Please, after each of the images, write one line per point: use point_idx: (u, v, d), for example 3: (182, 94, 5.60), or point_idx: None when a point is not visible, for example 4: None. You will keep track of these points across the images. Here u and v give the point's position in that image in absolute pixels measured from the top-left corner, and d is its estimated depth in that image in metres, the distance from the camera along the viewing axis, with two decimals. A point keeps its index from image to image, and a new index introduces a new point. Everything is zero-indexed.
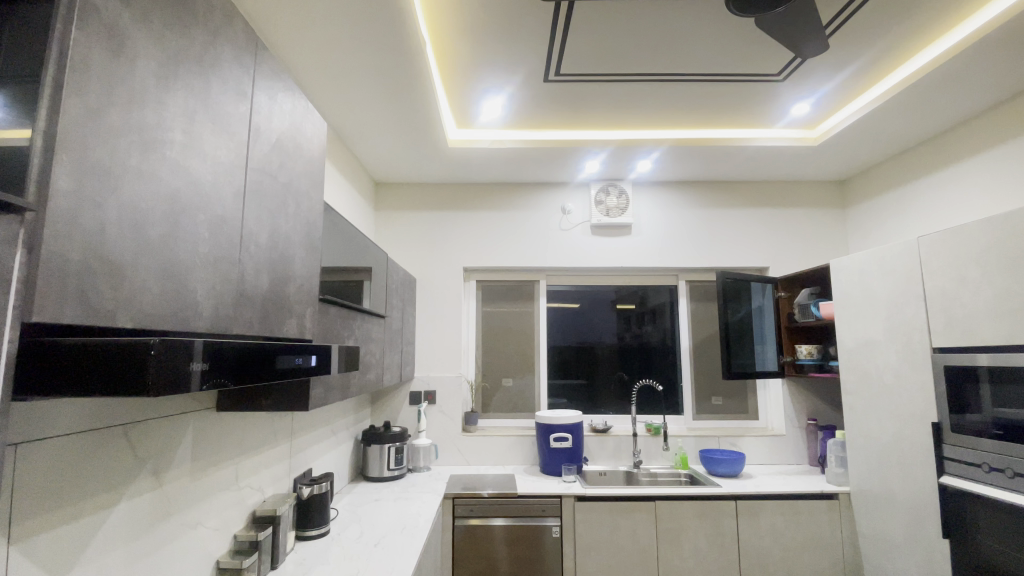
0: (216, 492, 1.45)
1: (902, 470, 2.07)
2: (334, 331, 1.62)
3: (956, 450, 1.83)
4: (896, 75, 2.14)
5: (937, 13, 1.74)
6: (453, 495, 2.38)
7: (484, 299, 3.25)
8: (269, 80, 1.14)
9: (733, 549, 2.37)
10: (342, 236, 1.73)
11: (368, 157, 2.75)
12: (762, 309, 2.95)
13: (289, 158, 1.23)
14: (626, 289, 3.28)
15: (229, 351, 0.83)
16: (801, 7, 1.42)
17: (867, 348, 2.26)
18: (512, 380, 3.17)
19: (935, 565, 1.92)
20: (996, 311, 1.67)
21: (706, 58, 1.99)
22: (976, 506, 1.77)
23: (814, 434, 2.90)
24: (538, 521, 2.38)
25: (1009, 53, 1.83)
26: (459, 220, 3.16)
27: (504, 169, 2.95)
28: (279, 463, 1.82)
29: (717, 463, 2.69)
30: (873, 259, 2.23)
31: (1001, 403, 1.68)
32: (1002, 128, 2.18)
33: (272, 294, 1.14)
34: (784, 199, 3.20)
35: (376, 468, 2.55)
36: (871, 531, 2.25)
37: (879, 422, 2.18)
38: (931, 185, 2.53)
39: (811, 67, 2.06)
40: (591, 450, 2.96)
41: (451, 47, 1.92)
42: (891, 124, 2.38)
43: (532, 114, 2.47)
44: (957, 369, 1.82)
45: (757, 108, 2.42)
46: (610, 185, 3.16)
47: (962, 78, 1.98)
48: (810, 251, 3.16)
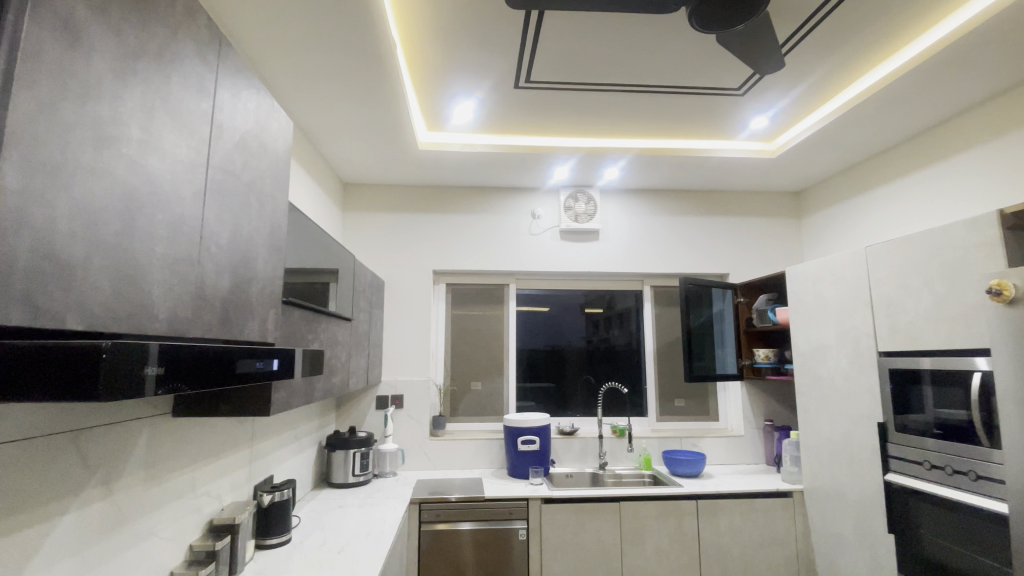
0: (171, 501, 1.40)
1: (851, 468, 2.18)
2: (299, 334, 1.59)
3: (900, 449, 1.94)
4: (848, 92, 2.26)
5: (882, 37, 1.86)
6: (419, 500, 2.35)
7: (453, 302, 3.24)
8: (233, 77, 1.11)
9: (694, 548, 2.44)
10: (309, 238, 1.70)
11: (336, 157, 2.71)
12: (722, 314, 3.06)
13: (253, 157, 1.21)
14: (594, 293, 3.34)
15: (186, 354, 0.81)
16: (758, 25, 1.49)
17: (819, 351, 2.37)
18: (481, 384, 3.17)
19: (881, 557, 2.02)
20: (935, 316, 1.79)
21: (671, 70, 2.05)
22: (917, 501, 1.88)
23: (770, 434, 3.02)
24: (505, 524, 2.38)
25: (947, 76, 1.96)
26: (428, 223, 3.14)
27: (474, 173, 2.96)
28: (238, 470, 1.77)
29: (679, 463, 2.76)
30: (826, 267, 2.34)
31: (941, 404, 1.79)
32: (942, 146, 2.34)
33: (233, 296, 1.11)
34: (744, 208, 3.33)
35: (340, 474, 2.50)
36: (823, 527, 2.35)
37: (830, 422, 2.29)
38: (879, 198, 2.69)
39: (769, 82, 2.15)
40: (558, 452, 3.00)
41: (423, 48, 1.91)
42: (842, 139, 2.52)
43: (503, 119, 2.50)
44: (902, 372, 1.93)
45: (719, 120, 2.52)
46: (579, 192, 3.21)
47: (905, 98, 2.12)
48: (768, 258, 3.30)
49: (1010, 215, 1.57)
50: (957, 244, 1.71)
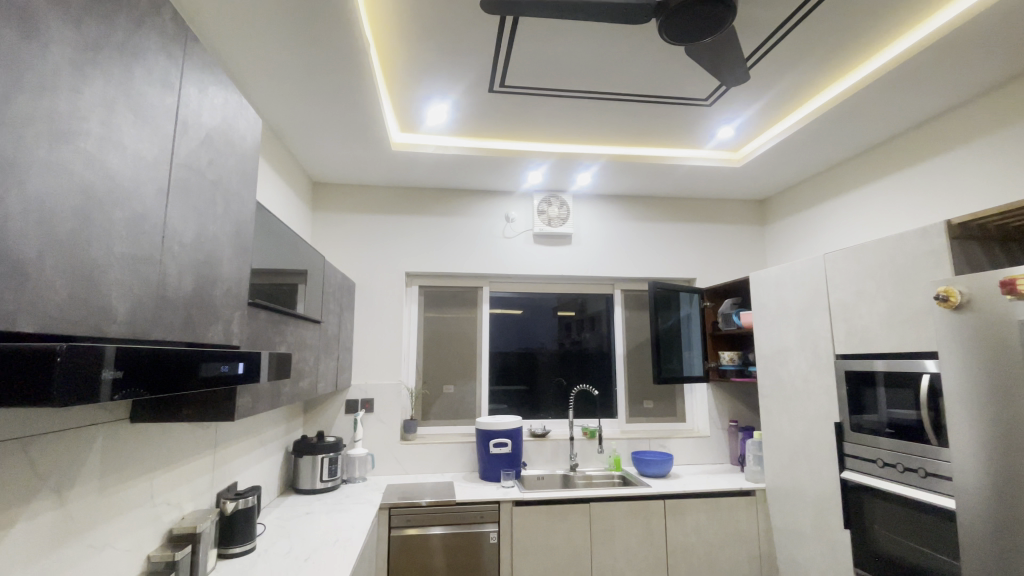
0: (128, 510, 1.34)
1: (809, 466, 2.27)
2: (265, 337, 1.56)
3: (856, 447, 2.03)
4: (809, 106, 2.36)
5: (840, 54, 1.96)
6: (389, 505, 2.32)
7: (426, 304, 3.21)
8: (199, 73, 1.08)
9: (662, 547, 2.48)
10: (278, 239, 1.67)
11: (306, 156, 2.66)
12: (689, 317, 3.14)
13: (219, 155, 1.18)
14: (567, 296, 3.38)
15: (146, 357, 0.78)
16: (724, 38, 1.54)
17: (781, 354, 2.46)
18: (453, 387, 3.16)
19: (838, 552, 2.11)
20: (888, 321, 1.88)
21: (641, 79, 2.10)
22: (870, 497, 1.96)
23: (734, 434, 3.11)
24: (476, 528, 2.37)
25: (899, 94, 2.08)
26: (402, 225, 3.11)
27: (448, 175, 2.95)
28: (200, 477, 1.71)
29: (648, 464, 2.81)
30: (787, 273, 2.44)
31: (893, 404, 1.87)
32: (895, 159, 2.47)
33: (197, 297, 1.07)
34: (712, 215, 3.43)
35: (308, 480, 2.44)
36: (784, 524, 2.44)
37: (791, 422, 2.38)
38: (837, 207, 2.82)
39: (735, 93, 2.23)
40: (530, 455, 3.01)
41: (397, 49, 1.91)
42: (803, 150, 2.63)
43: (477, 122, 2.50)
44: (857, 374, 2.02)
45: (687, 130, 2.59)
46: (552, 197, 3.24)
47: (861, 113, 2.23)
48: (734, 264, 3.40)
49: (956, 226, 1.66)
50: (907, 252, 1.81)
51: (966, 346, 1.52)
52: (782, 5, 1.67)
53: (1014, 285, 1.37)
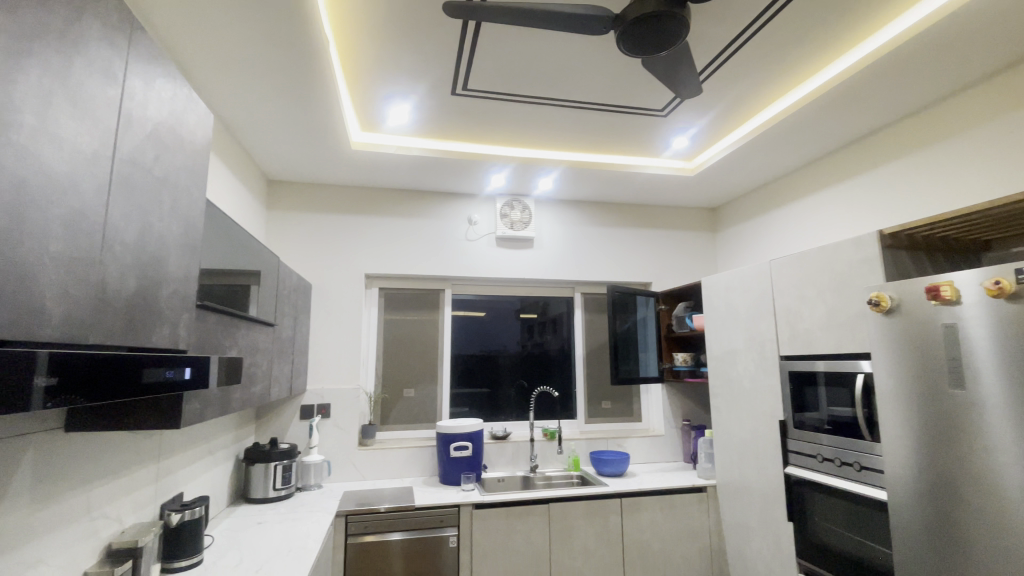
0: (63, 524, 1.26)
1: (756, 463, 2.38)
2: (214, 341, 1.50)
3: (798, 444, 2.14)
4: (756, 119, 2.50)
5: (784, 71, 2.08)
6: (346, 512, 2.27)
7: (386, 307, 3.16)
8: (146, 64, 1.04)
9: (619, 545, 2.54)
10: (229, 239, 1.61)
11: (261, 153, 2.58)
12: (646, 320, 3.22)
13: (166, 151, 1.13)
14: (529, 299, 3.41)
15: (83, 362, 0.75)
16: (679, 52, 1.61)
17: (730, 355, 2.58)
18: (414, 390, 3.12)
19: (781, 543, 2.22)
20: (826, 324, 2.00)
21: (601, 89, 2.16)
22: (811, 491, 2.08)
23: (688, 433, 3.22)
24: (435, 533, 2.36)
25: (836, 112, 2.22)
26: (362, 226, 3.06)
27: (409, 176, 2.93)
28: (143, 488, 1.63)
29: (606, 464, 2.88)
30: (737, 278, 2.55)
31: (831, 402, 1.99)
32: (835, 172, 2.64)
33: (140, 299, 1.02)
34: (667, 221, 3.55)
35: (260, 488, 2.36)
36: (733, 519, 2.55)
37: (740, 421, 2.50)
38: (784, 215, 2.99)
39: (689, 105, 2.33)
40: (490, 457, 3.02)
41: (357, 47, 1.88)
42: (752, 161, 2.77)
43: (440, 124, 2.50)
44: (799, 374, 2.14)
45: (645, 139, 2.68)
46: (514, 201, 3.27)
47: (804, 128, 2.38)
48: (688, 268, 3.53)
49: (887, 236, 1.78)
50: (844, 259, 1.93)
51: (895, 347, 1.64)
52: (732, 23, 1.76)
53: (938, 291, 1.49)
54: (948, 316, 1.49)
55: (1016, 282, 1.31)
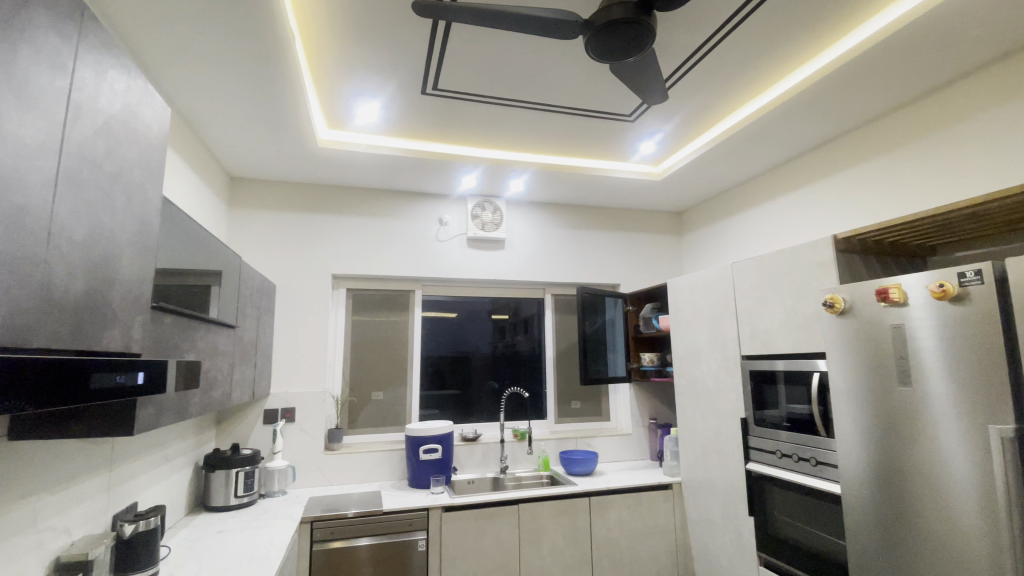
0: (6, 538, 1.19)
1: (719, 460, 2.45)
2: (171, 344, 1.44)
3: (759, 440, 2.21)
4: (720, 126, 2.58)
5: (746, 80, 2.15)
6: (312, 518, 2.22)
7: (354, 308, 3.11)
8: (97, 55, 0.99)
9: (588, 543, 2.57)
10: (187, 238, 1.55)
11: (222, 148, 2.49)
12: (615, 321, 3.27)
13: (119, 145, 1.08)
14: (500, 300, 3.42)
15: (26, 368, 0.71)
16: (645, 59, 1.64)
17: (694, 355, 2.64)
18: (382, 393, 3.07)
19: (743, 537, 2.29)
20: (785, 324, 2.08)
21: (571, 93, 2.19)
22: (771, 486, 2.15)
23: (654, 431, 3.29)
24: (404, 537, 2.33)
25: (794, 120, 2.32)
26: (330, 225, 3.00)
27: (379, 175, 2.89)
28: (94, 498, 1.55)
29: (574, 463, 2.90)
30: (701, 280, 2.62)
31: (790, 400, 2.06)
32: (795, 178, 2.75)
33: (89, 300, 0.98)
34: (635, 224, 3.62)
35: (220, 496, 2.28)
36: (698, 515, 2.61)
37: (704, 419, 2.56)
38: (747, 219, 3.09)
39: (656, 111, 2.38)
40: (460, 459, 3.00)
41: (324, 43, 1.85)
42: (716, 166, 2.86)
43: (410, 124, 2.48)
44: (760, 373, 2.21)
45: (613, 143, 2.72)
46: (485, 202, 3.26)
47: (765, 135, 2.46)
48: (655, 270, 3.61)
49: (841, 240, 1.86)
50: (801, 262, 2.01)
51: (848, 347, 1.72)
52: (696, 32, 1.81)
53: (887, 293, 1.57)
54: (896, 317, 1.57)
55: (959, 285, 1.40)
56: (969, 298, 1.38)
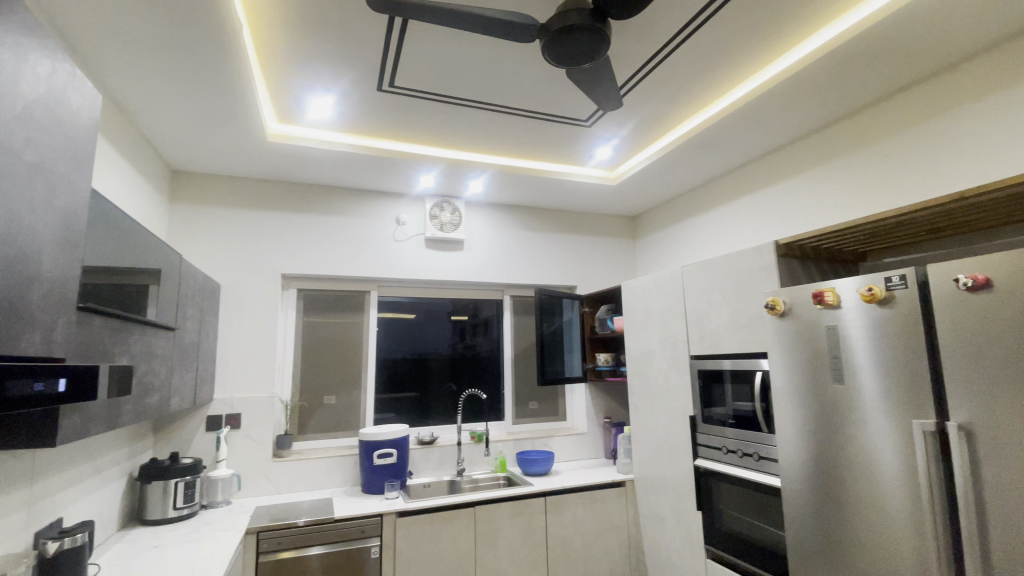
0: None
1: (669, 457, 2.53)
2: (99, 348, 1.34)
3: (707, 437, 2.30)
4: (673, 133, 2.67)
5: (696, 90, 2.24)
6: (258, 529, 2.12)
7: (306, 309, 3.01)
8: (17, 35, 0.91)
9: (543, 543, 2.59)
10: (121, 234, 1.45)
11: (162, 139, 2.35)
12: (571, 322, 3.32)
13: (42, 134, 1.00)
14: (460, 301, 3.40)
15: None
16: (600, 65, 1.67)
17: (647, 356, 2.72)
18: (335, 397, 2.98)
19: (691, 531, 2.37)
20: (730, 325, 2.18)
21: (529, 95, 2.20)
22: (717, 481, 2.24)
23: (609, 430, 3.36)
24: (356, 544, 2.27)
25: (740, 130, 2.43)
26: (280, 223, 2.89)
27: (333, 172, 2.80)
28: (13, 515, 1.43)
29: (531, 464, 2.92)
30: (653, 282, 2.70)
31: (736, 398, 2.15)
32: (742, 186, 2.88)
33: (5, 301, 0.90)
34: (592, 227, 3.69)
35: (156, 509, 2.14)
36: (649, 511, 2.68)
37: (655, 418, 2.64)
38: (698, 224, 3.21)
39: (611, 117, 2.44)
40: (416, 463, 2.96)
41: (274, 34, 1.78)
42: (668, 173, 2.95)
43: (365, 121, 2.42)
44: (708, 372, 2.30)
45: (570, 147, 2.76)
46: (444, 202, 3.23)
47: (714, 143, 2.57)
48: (611, 272, 3.69)
49: (782, 246, 1.97)
50: (745, 266, 2.11)
51: (788, 346, 1.81)
52: (649, 41, 1.87)
53: (822, 296, 1.66)
54: (830, 319, 1.67)
55: (886, 289, 1.51)
56: (895, 301, 1.49)
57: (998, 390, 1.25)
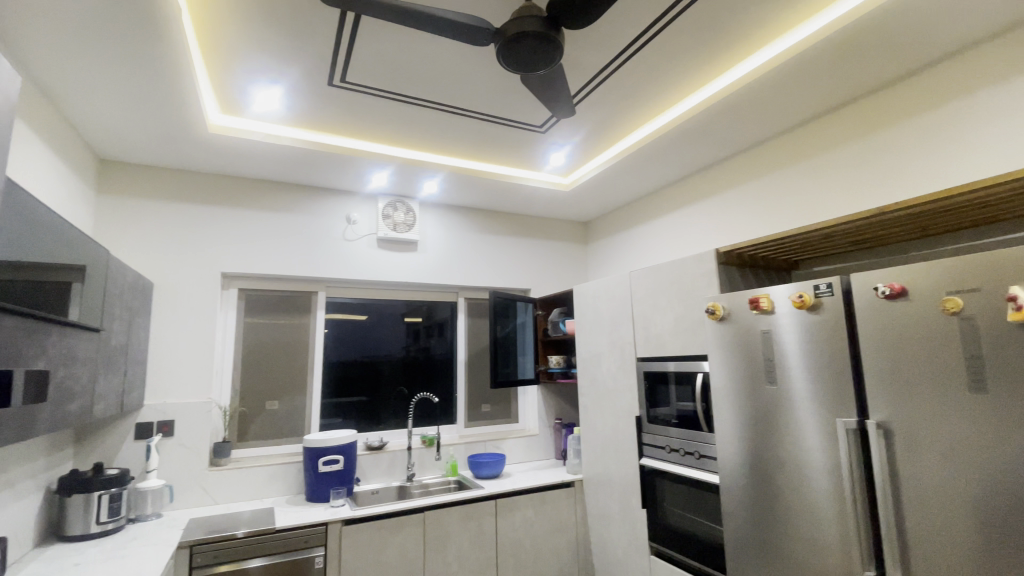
0: None
1: (616, 457, 2.60)
2: (13, 351, 1.23)
3: (652, 437, 2.38)
4: (624, 142, 2.76)
5: (645, 101, 2.32)
6: (192, 542, 2.01)
7: (248, 310, 2.87)
8: None
9: (493, 546, 2.59)
10: (41, 227, 1.34)
11: (90, 126, 2.19)
12: (525, 325, 3.34)
13: None
14: (413, 303, 3.35)
15: None
16: (554, 74, 1.70)
17: (596, 358, 2.78)
18: (278, 402, 2.87)
19: (636, 528, 2.45)
20: (674, 329, 2.27)
21: (485, 98, 2.21)
22: (661, 480, 2.32)
23: (559, 431, 3.41)
24: (300, 554, 2.19)
25: (687, 141, 2.54)
26: (222, 220, 2.75)
27: (281, 168, 2.70)
28: None
29: (482, 467, 2.92)
30: (604, 287, 2.77)
31: (679, 399, 2.24)
32: (689, 195, 3.02)
33: None
34: (545, 231, 3.74)
35: (76, 524, 1.98)
36: (597, 510, 2.74)
37: (603, 418, 2.71)
38: (647, 231, 3.32)
39: (565, 124, 2.49)
40: (364, 469, 2.89)
41: (216, 19, 1.70)
42: (620, 180, 3.04)
43: (316, 115, 2.35)
44: (653, 374, 2.38)
45: (525, 152, 2.80)
46: (398, 202, 3.18)
47: (662, 153, 2.67)
48: (564, 276, 3.75)
49: (722, 254, 2.07)
50: (689, 272, 2.20)
51: (727, 350, 1.91)
52: (602, 51, 1.93)
53: (758, 302, 1.77)
54: (765, 324, 1.78)
55: (814, 296, 1.62)
56: (822, 307, 1.60)
57: (910, 389, 1.37)
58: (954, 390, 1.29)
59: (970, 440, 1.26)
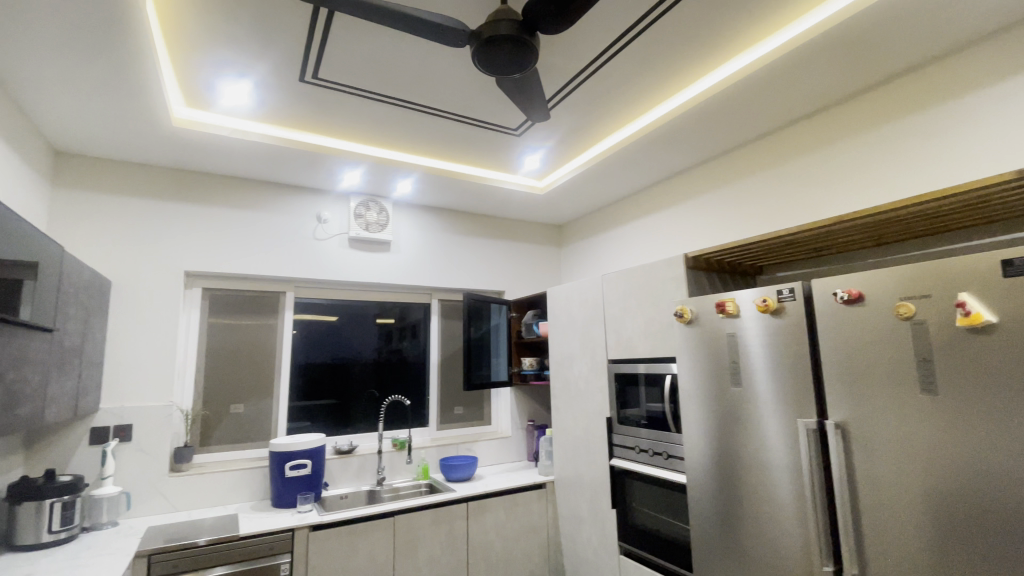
0: None
1: (587, 458, 2.63)
2: None
3: (622, 438, 2.42)
4: (598, 146, 2.80)
5: (619, 107, 2.37)
6: (150, 551, 1.93)
7: (213, 310, 2.79)
8: None
9: (464, 549, 2.58)
10: None
11: (45, 115, 2.09)
12: (498, 327, 3.35)
13: None
14: (385, 305, 3.32)
15: None
16: (529, 78, 1.72)
17: (568, 360, 2.81)
18: (243, 405, 2.79)
19: (606, 529, 2.48)
20: (644, 331, 2.31)
21: (460, 100, 2.20)
22: (631, 480, 2.36)
23: (531, 433, 3.42)
24: (265, 561, 2.13)
25: (658, 148, 2.60)
26: (186, 217, 2.66)
27: (249, 164, 2.64)
28: None
29: (454, 470, 2.90)
30: (576, 290, 2.80)
31: (648, 401, 2.29)
32: (660, 200, 3.08)
33: None
34: (519, 234, 3.76)
35: (25, 534, 1.87)
36: (568, 511, 2.77)
37: (575, 420, 2.73)
38: (619, 235, 3.38)
39: (540, 127, 2.51)
40: (332, 473, 2.84)
41: (182, 9, 1.65)
42: (593, 185, 3.09)
43: (287, 112, 2.30)
44: (624, 376, 2.42)
45: (500, 154, 2.80)
46: (370, 201, 3.15)
47: (635, 159, 2.73)
48: (537, 279, 3.77)
49: (690, 259, 2.12)
50: (659, 275, 2.25)
51: (694, 352, 1.96)
52: (576, 56, 1.95)
53: (724, 306, 1.82)
54: (730, 327, 1.83)
55: (777, 300, 1.68)
56: (785, 312, 1.66)
57: (865, 390, 1.44)
58: (905, 390, 1.36)
59: (920, 438, 1.32)
